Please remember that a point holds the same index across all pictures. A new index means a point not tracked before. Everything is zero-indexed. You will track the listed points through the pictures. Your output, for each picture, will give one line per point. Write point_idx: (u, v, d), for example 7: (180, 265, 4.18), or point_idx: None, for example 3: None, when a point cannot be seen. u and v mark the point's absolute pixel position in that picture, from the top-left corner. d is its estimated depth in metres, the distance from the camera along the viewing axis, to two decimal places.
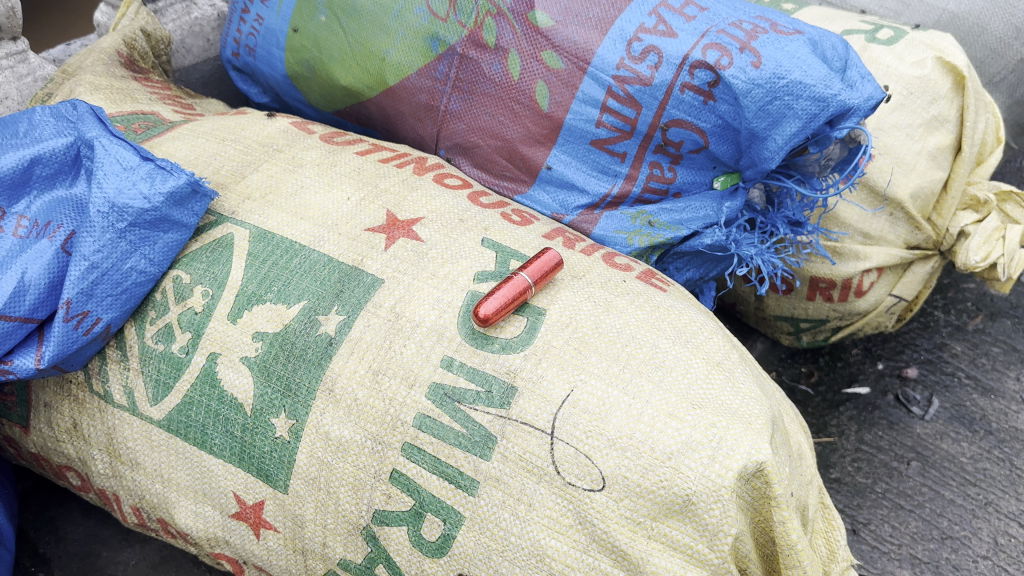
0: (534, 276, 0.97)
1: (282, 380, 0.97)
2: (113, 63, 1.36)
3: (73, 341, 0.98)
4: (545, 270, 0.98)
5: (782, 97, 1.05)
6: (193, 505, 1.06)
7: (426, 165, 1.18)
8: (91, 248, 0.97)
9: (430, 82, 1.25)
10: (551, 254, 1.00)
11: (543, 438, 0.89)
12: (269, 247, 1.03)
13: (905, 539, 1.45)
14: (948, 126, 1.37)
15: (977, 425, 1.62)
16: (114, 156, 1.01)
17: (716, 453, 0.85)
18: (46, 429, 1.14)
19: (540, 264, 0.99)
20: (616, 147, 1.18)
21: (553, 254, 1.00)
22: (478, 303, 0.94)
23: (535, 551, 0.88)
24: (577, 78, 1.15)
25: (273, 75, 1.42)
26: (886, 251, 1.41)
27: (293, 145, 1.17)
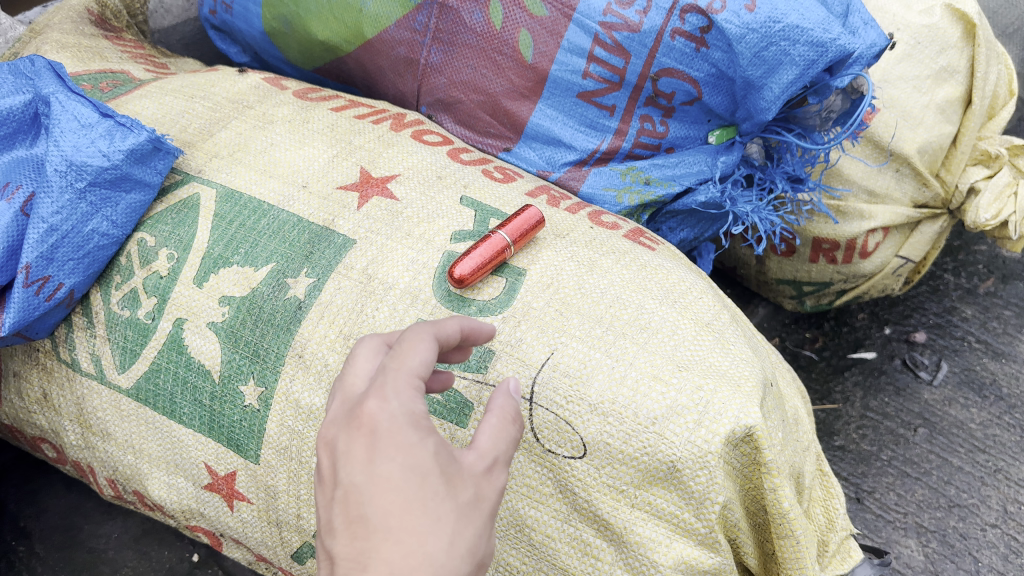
0: (513, 235, 0.91)
1: (250, 346, 0.92)
2: (82, 21, 1.31)
3: (34, 307, 0.93)
4: (525, 229, 0.93)
5: (778, 43, 0.98)
6: (165, 476, 1.03)
7: (405, 121, 1.13)
8: (50, 209, 0.92)
9: (409, 33, 1.18)
10: (532, 212, 0.94)
11: (521, 404, 0.84)
12: (236, 208, 0.99)
13: (911, 507, 1.40)
14: (957, 77, 1.30)
15: (988, 390, 1.56)
16: (71, 112, 0.95)
17: (702, 418, 0.79)
18: (17, 400, 1.10)
19: (520, 223, 0.93)
20: (604, 100, 1.13)
21: (535, 212, 0.94)
22: (453, 263, 0.89)
23: (514, 521, 0.85)
24: (562, 26, 1.08)
25: (250, 32, 1.36)
26: (891, 209, 1.35)
27: (264, 102, 1.11)
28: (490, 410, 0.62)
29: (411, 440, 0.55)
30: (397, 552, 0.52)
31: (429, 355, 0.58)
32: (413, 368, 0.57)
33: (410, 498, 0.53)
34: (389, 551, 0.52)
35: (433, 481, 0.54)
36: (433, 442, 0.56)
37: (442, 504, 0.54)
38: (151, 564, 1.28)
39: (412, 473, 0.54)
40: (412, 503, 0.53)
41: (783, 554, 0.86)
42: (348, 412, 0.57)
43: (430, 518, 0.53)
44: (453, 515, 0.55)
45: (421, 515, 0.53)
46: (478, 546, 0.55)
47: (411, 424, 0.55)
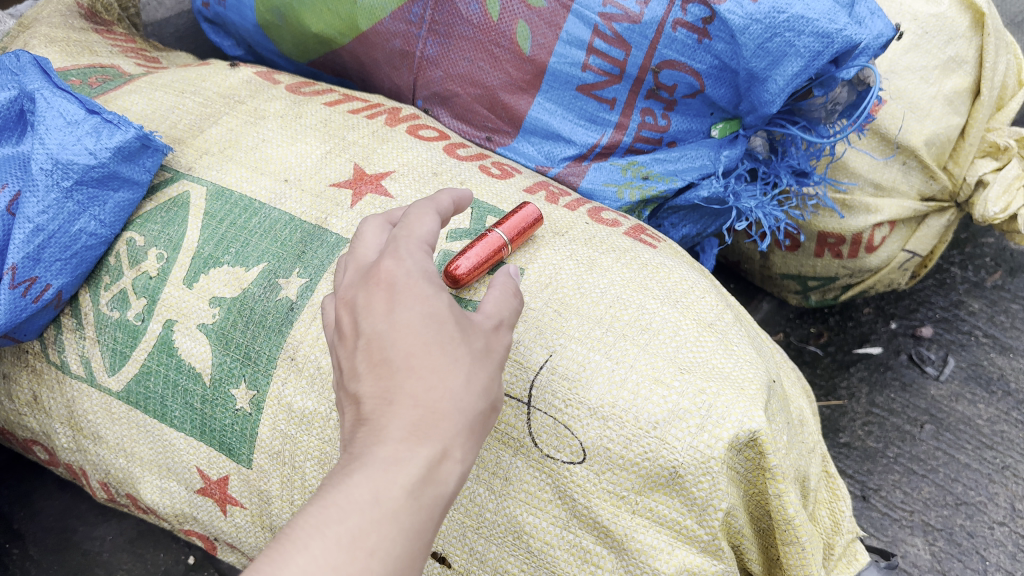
0: (510, 233, 0.88)
1: (241, 348, 0.90)
2: (71, 15, 1.29)
3: (21, 309, 0.91)
4: (522, 226, 0.90)
5: (782, 34, 0.95)
6: (158, 480, 1.01)
7: (400, 115, 1.11)
8: (35, 209, 0.89)
9: (405, 25, 1.16)
10: (530, 209, 0.91)
11: (519, 408, 0.82)
12: (226, 206, 0.96)
13: (917, 505, 1.38)
14: (965, 67, 1.27)
15: (995, 385, 1.54)
16: (57, 109, 0.93)
17: (705, 422, 0.77)
18: (7, 402, 1.08)
19: (518, 220, 0.90)
20: (604, 93, 1.10)
21: (532, 209, 0.91)
22: (451, 265, 0.85)
23: (512, 528, 0.82)
24: (560, 17, 1.06)
25: (243, 25, 1.34)
26: (898, 202, 1.32)
27: (255, 97, 1.09)
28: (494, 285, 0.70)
29: (428, 292, 0.62)
30: (420, 386, 0.58)
31: (435, 225, 0.68)
32: (424, 236, 0.67)
33: (430, 340, 0.60)
34: (413, 385, 0.58)
35: (451, 328, 0.61)
36: (447, 298, 0.63)
37: (459, 348, 0.60)
38: (146, 566, 1.26)
39: (431, 319, 0.61)
40: (432, 346, 0.60)
41: (788, 560, 0.84)
42: (366, 273, 0.64)
43: (449, 358, 0.60)
44: (468, 359, 0.61)
45: (440, 356, 0.59)
46: (490, 390, 0.62)
47: (425, 280, 0.63)
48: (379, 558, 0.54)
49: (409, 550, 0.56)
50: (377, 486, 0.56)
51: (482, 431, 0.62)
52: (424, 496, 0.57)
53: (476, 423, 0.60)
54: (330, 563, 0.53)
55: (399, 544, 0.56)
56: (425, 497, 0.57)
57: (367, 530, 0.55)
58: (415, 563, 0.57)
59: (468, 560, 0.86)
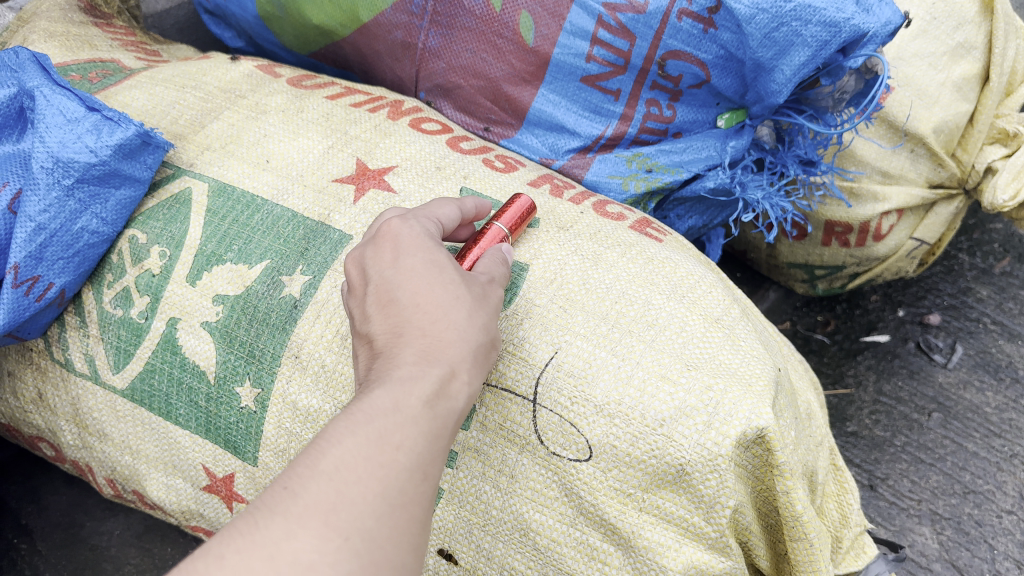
0: (509, 224, 0.87)
1: (245, 346, 0.90)
2: (71, 9, 1.28)
3: (24, 308, 0.91)
4: (519, 216, 0.88)
5: (789, 23, 0.94)
6: (164, 477, 1.01)
7: (403, 109, 1.10)
8: (37, 208, 0.89)
9: (406, 17, 1.14)
10: (525, 199, 0.90)
11: (524, 406, 0.81)
12: (229, 203, 0.96)
13: (925, 494, 1.38)
14: (974, 53, 1.25)
15: (1003, 373, 1.53)
16: (57, 107, 0.92)
17: (712, 419, 0.76)
18: (12, 400, 1.08)
19: (514, 212, 0.88)
20: (608, 84, 1.09)
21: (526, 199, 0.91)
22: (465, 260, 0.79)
23: (519, 525, 0.82)
24: (564, 7, 1.04)
25: (244, 16, 1.32)
26: (906, 190, 1.31)
27: (257, 91, 1.08)
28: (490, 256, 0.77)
29: (428, 246, 0.69)
30: (427, 317, 0.64)
31: (454, 211, 0.79)
32: (440, 216, 0.77)
33: (434, 280, 0.66)
34: (420, 317, 0.64)
35: (451, 271, 0.67)
36: (446, 251, 0.70)
37: (460, 287, 0.66)
38: (153, 561, 1.27)
39: (433, 265, 0.67)
40: (435, 284, 0.66)
41: (796, 557, 0.84)
42: (374, 236, 0.72)
43: (451, 295, 0.65)
44: (470, 299, 0.66)
45: (443, 292, 0.65)
46: (490, 329, 0.67)
47: (425, 237, 0.70)
48: (404, 454, 0.57)
49: (429, 453, 0.58)
50: (396, 395, 0.59)
51: (486, 363, 0.66)
52: (438, 407, 0.60)
53: (480, 353, 0.65)
54: (362, 456, 0.55)
55: (420, 445, 0.58)
56: (440, 409, 0.60)
57: (391, 429, 0.57)
58: (435, 467, 0.59)
59: (475, 558, 0.86)
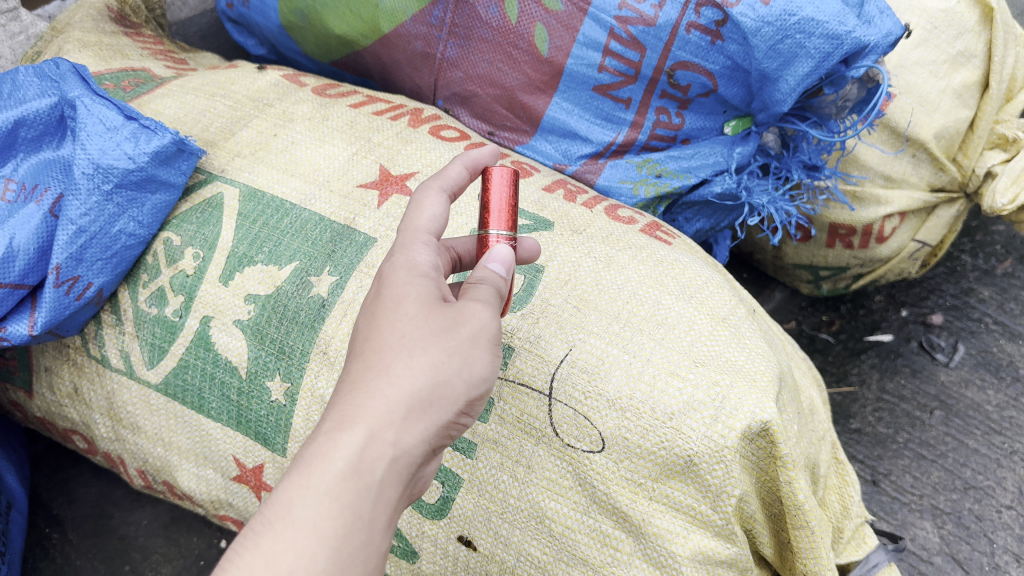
0: (506, 224, 0.75)
1: (275, 343, 0.94)
2: (102, 19, 1.34)
3: (65, 306, 0.96)
4: (508, 204, 0.75)
5: (793, 35, 0.98)
6: (195, 468, 1.06)
7: (422, 117, 1.15)
8: (78, 211, 0.94)
9: (426, 28, 1.20)
10: (499, 175, 0.75)
11: (541, 400, 0.86)
12: (259, 207, 1.01)
13: (926, 490, 1.41)
14: (974, 61, 1.28)
15: (1004, 371, 1.56)
16: (97, 116, 0.97)
17: (719, 413, 0.81)
18: (49, 394, 1.14)
19: (499, 196, 0.75)
20: (619, 93, 1.14)
21: (503, 166, 0.76)
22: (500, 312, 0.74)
23: (535, 513, 0.87)
24: (578, 20, 1.09)
25: (267, 25, 1.38)
26: (908, 194, 1.34)
27: (283, 99, 1.13)
28: (491, 256, 0.70)
29: (400, 277, 0.65)
30: (363, 368, 0.60)
31: (439, 209, 0.71)
32: (426, 224, 0.70)
33: (384, 321, 0.63)
34: (359, 368, 0.61)
35: (405, 305, 0.63)
36: (422, 276, 0.66)
37: (406, 325, 0.62)
38: (180, 550, 1.32)
39: (388, 301, 0.64)
40: (383, 325, 0.62)
41: (798, 544, 0.88)
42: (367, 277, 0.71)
43: (397, 335, 0.61)
44: (420, 333, 0.61)
45: (386, 336, 0.62)
46: (443, 365, 0.61)
47: (403, 268, 0.66)
48: None
49: (336, 563, 0.54)
50: (292, 497, 0.55)
51: (435, 410, 0.60)
52: (347, 493, 0.56)
53: (419, 400, 0.59)
54: None
55: (321, 557, 0.53)
56: (350, 494, 0.56)
57: (281, 550, 0.53)
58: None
59: (493, 544, 0.90)
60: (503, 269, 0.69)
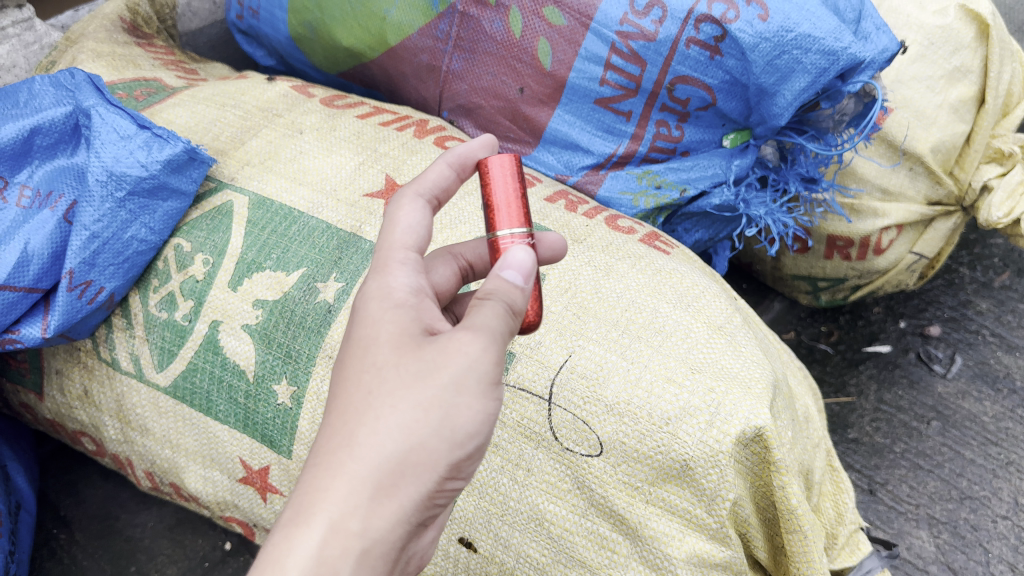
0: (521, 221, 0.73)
1: (282, 347, 0.97)
2: (115, 30, 1.37)
3: (77, 310, 0.99)
4: (517, 201, 0.74)
5: (791, 51, 1.01)
6: (202, 470, 1.08)
7: (428, 127, 1.17)
8: (91, 217, 0.97)
9: (432, 41, 1.23)
10: (500, 171, 0.74)
11: (541, 405, 0.88)
12: (268, 214, 1.03)
13: (923, 499, 1.42)
14: (971, 77, 1.30)
15: (1001, 383, 1.58)
16: (111, 125, 1.00)
17: (713, 418, 0.83)
18: (60, 396, 1.16)
19: (505, 192, 0.74)
20: (620, 106, 1.16)
21: (501, 154, 0.75)
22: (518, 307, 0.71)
23: (534, 515, 0.89)
24: (579, 34, 1.12)
25: (277, 37, 1.41)
26: (905, 207, 1.36)
27: (292, 110, 1.16)
28: (508, 261, 0.65)
29: (372, 314, 0.62)
30: (330, 438, 0.57)
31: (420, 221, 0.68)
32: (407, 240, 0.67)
33: (354, 374, 0.59)
34: (327, 437, 0.58)
35: (374, 355, 0.59)
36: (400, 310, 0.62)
37: (375, 383, 0.58)
38: (185, 551, 1.34)
39: (356, 347, 0.60)
40: (352, 383, 0.59)
41: (791, 548, 0.89)
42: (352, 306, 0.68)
43: (365, 397, 0.58)
44: (389, 386, 0.57)
45: (353, 394, 0.58)
46: (417, 427, 0.56)
47: (376, 298, 0.63)
48: None
49: None
50: None
51: (411, 483, 0.56)
52: None
53: (388, 476, 0.56)
54: None
55: None
56: None
57: None
58: None
59: (493, 545, 0.92)
60: (519, 276, 0.64)
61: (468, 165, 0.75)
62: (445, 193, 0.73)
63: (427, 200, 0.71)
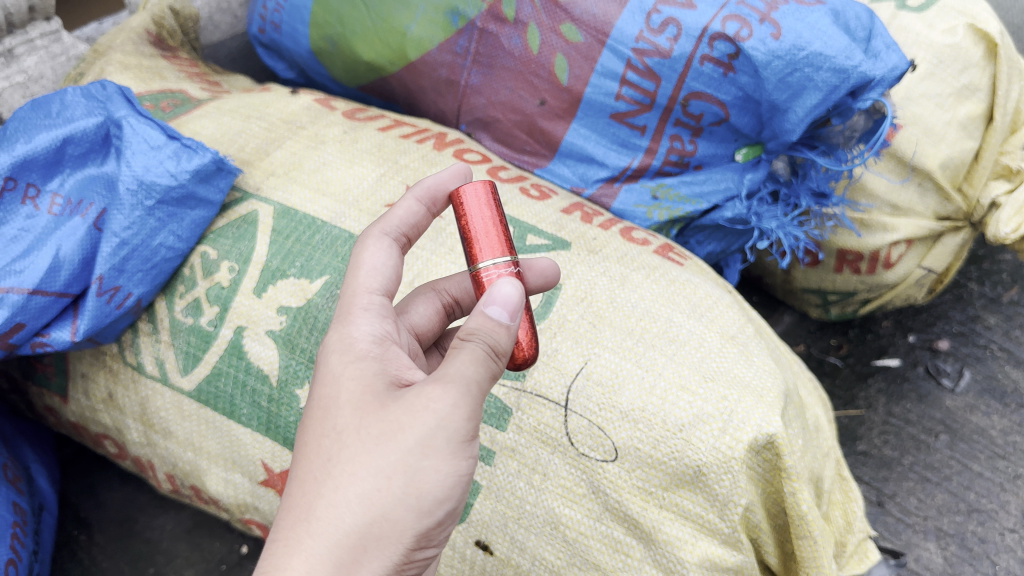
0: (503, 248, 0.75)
1: (305, 353, 0.99)
2: (141, 43, 1.41)
3: (106, 314, 1.02)
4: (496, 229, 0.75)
5: (803, 69, 1.03)
6: (223, 472, 1.10)
7: (446, 140, 1.20)
8: (122, 224, 0.99)
9: (451, 56, 1.27)
10: (474, 202, 0.76)
11: (557, 410, 0.91)
12: (292, 224, 1.06)
13: (931, 512, 1.44)
14: (979, 95, 1.32)
15: (1009, 398, 1.59)
16: (142, 135, 1.03)
17: (727, 425, 0.85)
18: (84, 399, 1.19)
19: (483, 222, 0.75)
20: (635, 120, 1.19)
21: (472, 184, 0.77)
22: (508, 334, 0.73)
23: (550, 519, 0.91)
24: (596, 51, 1.15)
25: (298, 51, 1.44)
26: (914, 222, 1.37)
27: (315, 122, 1.19)
28: (493, 297, 0.67)
29: (336, 368, 0.67)
30: (295, 510, 0.61)
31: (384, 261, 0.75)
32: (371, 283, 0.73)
33: (317, 441, 0.64)
34: (293, 509, 0.62)
35: (337, 419, 0.64)
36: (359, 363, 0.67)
37: (338, 450, 0.62)
38: (203, 554, 1.36)
39: (320, 411, 0.65)
40: (317, 452, 0.64)
41: (802, 554, 0.91)
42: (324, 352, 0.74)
43: (327, 467, 0.62)
44: (350, 452, 0.62)
45: (316, 461, 0.63)
46: (378, 499, 0.60)
47: (338, 350, 0.68)
48: None
49: None
50: None
51: (374, 554, 0.60)
52: None
53: (351, 549, 0.59)
54: None
55: None
56: None
57: None
58: None
59: (509, 548, 0.94)
60: (504, 313, 0.66)
61: (439, 197, 0.81)
62: (415, 229, 0.81)
63: (394, 238, 0.78)
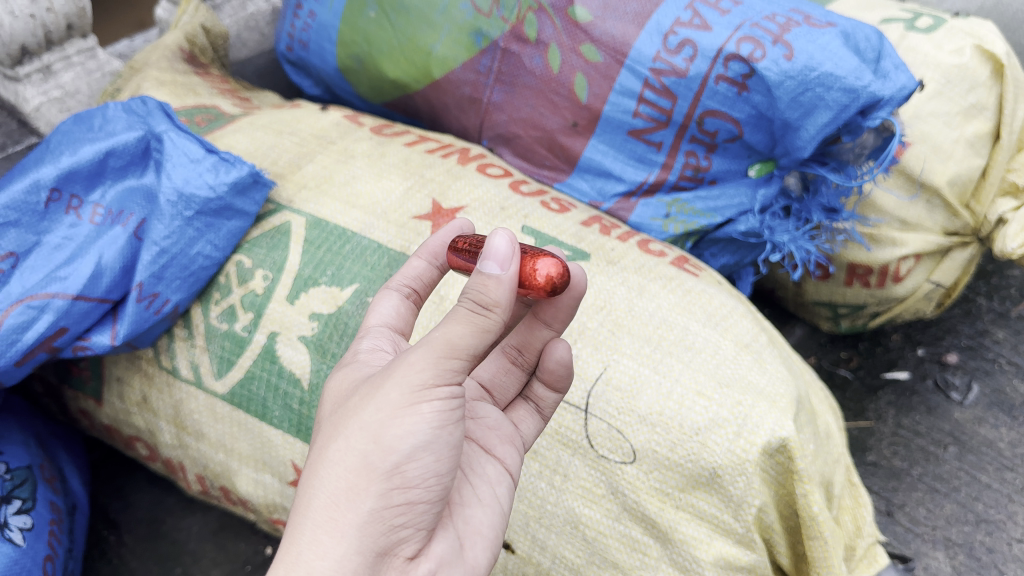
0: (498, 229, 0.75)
1: (336, 358, 1.04)
2: (175, 59, 1.47)
3: (145, 320, 1.06)
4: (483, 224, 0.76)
5: (814, 89, 1.07)
6: (253, 473, 1.14)
7: (470, 155, 1.25)
8: (161, 233, 1.05)
9: (474, 75, 1.32)
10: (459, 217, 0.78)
11: (578, 414, 0.95)
12: (323, 234, 1.11)
13: (939, 522, 1.46)
14: (986, 113, 1.36)
15: (1017, 411, 1.62)
16: (181, 149, 1.08)
17: (741, 430, 0.89)
18: (118, 402, 1.23)
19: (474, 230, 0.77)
20: (652, 137, 1.24)
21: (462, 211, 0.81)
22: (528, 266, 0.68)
23: (570, 519, 0.95)
24: (614, 70, 1.20)
25: (324, 68, 1.50)
26: (923, 237, 1.41)
27: (345, 138, 1.24)
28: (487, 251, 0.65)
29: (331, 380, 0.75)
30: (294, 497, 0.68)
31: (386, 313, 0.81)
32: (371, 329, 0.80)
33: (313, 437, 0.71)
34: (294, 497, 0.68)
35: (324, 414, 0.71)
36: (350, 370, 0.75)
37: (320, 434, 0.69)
38: (228, 555, 1.40)
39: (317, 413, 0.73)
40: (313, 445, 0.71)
41: (813, 554, 0.94)
42: None
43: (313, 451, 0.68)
44: (324, 431, 0.67)
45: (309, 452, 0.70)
46: (342, 461, 0.64)
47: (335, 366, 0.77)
48: None
49: None
50: None
51: (349, 510, 0.63)
52: None
53: (324, 512, 0.64)
54: None
55: None
56: None
57: None
58: None
59: (530, 547, 0.98)
60: (497, 266, 0.63)
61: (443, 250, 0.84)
62: (423, 281, 0.84)
63: (401, 291, 0.83)
